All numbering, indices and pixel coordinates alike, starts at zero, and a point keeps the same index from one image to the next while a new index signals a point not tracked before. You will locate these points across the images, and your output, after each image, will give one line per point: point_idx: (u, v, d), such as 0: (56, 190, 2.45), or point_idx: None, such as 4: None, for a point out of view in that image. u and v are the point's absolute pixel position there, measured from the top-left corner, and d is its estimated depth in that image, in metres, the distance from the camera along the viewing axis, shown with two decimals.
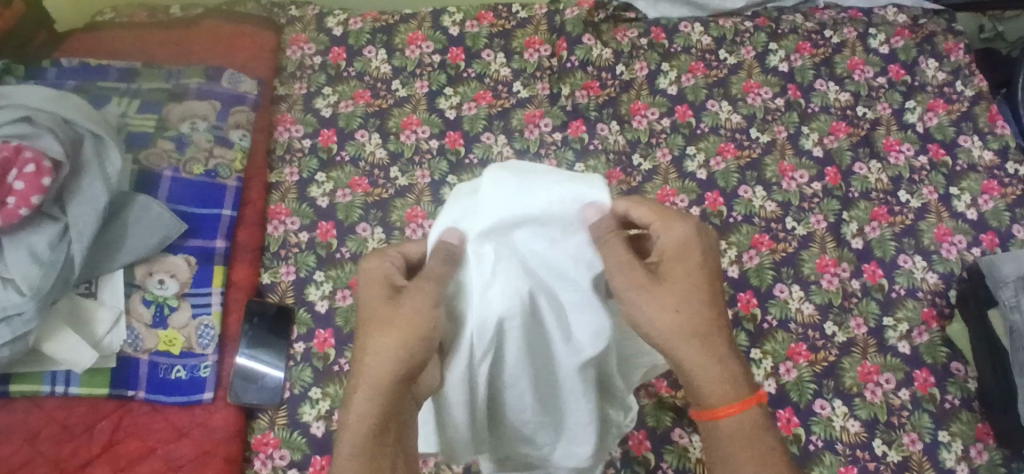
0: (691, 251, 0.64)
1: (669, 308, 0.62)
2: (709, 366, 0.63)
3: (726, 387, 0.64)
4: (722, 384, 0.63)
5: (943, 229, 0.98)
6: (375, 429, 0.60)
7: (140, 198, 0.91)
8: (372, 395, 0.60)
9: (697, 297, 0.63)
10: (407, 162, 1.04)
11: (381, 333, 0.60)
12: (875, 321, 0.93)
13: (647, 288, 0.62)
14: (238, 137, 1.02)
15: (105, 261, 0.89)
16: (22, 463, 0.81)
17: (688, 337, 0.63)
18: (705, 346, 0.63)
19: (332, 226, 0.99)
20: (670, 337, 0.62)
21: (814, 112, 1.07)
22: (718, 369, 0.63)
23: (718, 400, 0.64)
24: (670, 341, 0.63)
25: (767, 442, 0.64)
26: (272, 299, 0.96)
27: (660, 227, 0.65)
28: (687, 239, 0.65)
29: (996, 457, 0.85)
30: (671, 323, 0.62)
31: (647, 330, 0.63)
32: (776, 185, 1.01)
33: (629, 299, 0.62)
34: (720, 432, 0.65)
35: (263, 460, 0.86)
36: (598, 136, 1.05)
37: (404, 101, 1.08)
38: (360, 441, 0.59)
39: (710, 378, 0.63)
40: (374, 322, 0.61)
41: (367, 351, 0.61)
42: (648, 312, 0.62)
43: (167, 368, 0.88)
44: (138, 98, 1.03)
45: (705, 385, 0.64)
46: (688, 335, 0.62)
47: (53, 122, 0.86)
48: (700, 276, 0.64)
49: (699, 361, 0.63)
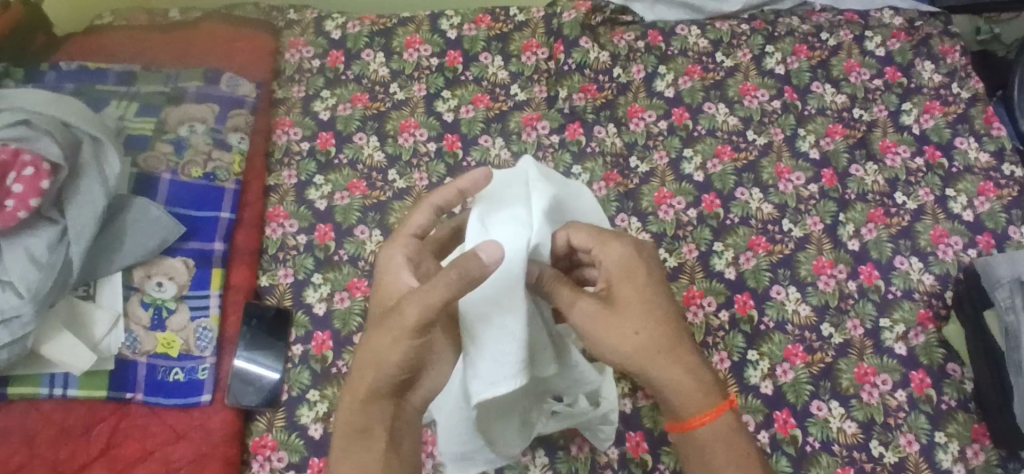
0: (635, 271, 0.64)
1: (629, 333, 0.62)
2: (679, 379, 0.64)
3: (698, 396, 0.65)
4: (694, 394, 0.64)
5: (939, 231, 0.99)
6: (358, 431, 0.61)
7: (139, 201, 0.92)
8: (354, 399, 0.61)
9: (653, 317, 0.63)
10: (405, 165, 1.04)
11: (370, 345, 0.60)
12: (872, 323, 0.93)
13: (602, 315, 0.62)
14: (237, 140, 1.02)
15: (103, 263, 0.89)
16: (19, 466, 0.81)
17: (652, 359, 0.63)
18: (671, 358, 0.64)
19: (330, 228, 0.99)
20: (639, 361, 0.63)
21: (811, 114, 1.08)
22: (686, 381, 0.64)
23: (692, 412, 0.65)
24: (640, 364, 0.63)
25: (743, 447, 0.66)
26: (270, 301, 0.96)
27: (602, 250, 0.64)
28: (627, 255, 0.64)
29: (992, 458, 0.85)
30: (636, 347, 0.62)
31: (613, 358, 0.63)
32: (773, 187, 1.02)
33: (591, 329, 0.62)
34: (697, 444, 0.66)
35: (261, 462, 0.86)
36: (596, 138, 1.05)
37: (402, 104, 1.08)
38: (348, 443, 0.62)
39: (683, 390, 0.64)
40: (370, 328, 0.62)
41: (358, 360, 0.61)
42: (611, 341, 0.62)
43: (165, 371, 0.88)
44: (136, 101, 1.03)
45: (677, 399, 0.65)
46: (653, 355, 0.63)
47: (53, 125, 0.87)
48: (652, 290, 0.64)
49: (667, 377, 0.64)
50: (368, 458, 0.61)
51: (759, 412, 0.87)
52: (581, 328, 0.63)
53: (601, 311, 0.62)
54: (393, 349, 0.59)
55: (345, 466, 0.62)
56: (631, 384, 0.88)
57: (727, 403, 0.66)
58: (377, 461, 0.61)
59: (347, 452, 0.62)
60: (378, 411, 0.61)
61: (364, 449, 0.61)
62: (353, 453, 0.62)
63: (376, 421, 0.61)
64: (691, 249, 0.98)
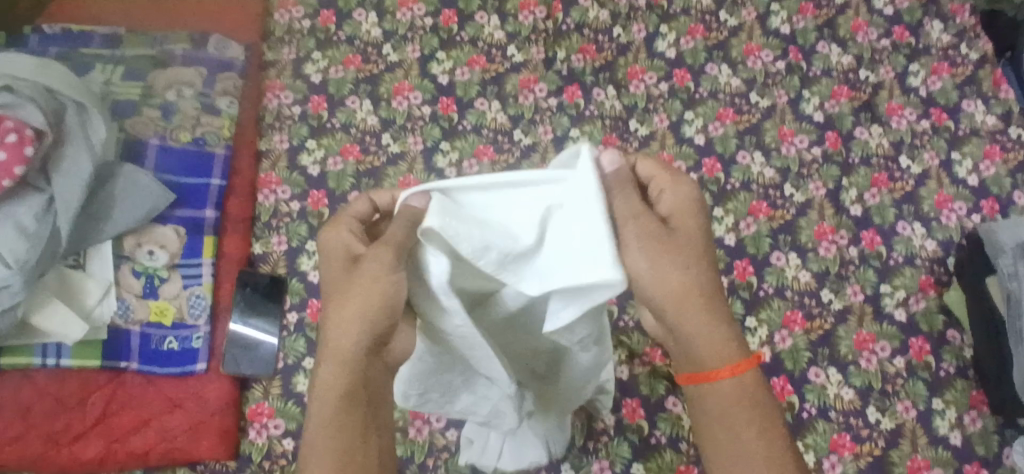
0: (696, 211, 0.59)
1: (674, 268, 0.57)
2: (712, 329, 0.59)
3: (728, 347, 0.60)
4: (721, 346, 0.60)
5: (943, 196, 0.97)
6: (344, 395, 0.56)
7: (127, 168, 0.90)
8: (337, 362, 0.56)
9: (704, 258, 0.58)
10: (399, 129, 1.02)
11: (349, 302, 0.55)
12: (872, 288, 0.92)
13: (654, 241, 0.56)
14: (226, 104, 1.00)
15: (93, 232, 0.87)
16: (16, 436, 0.82)
17: (688, 300, 0.58)
18: (708, 307, 0.59)
19: (324, 195, 0.98)
20: (674, 302, 0.58)
21: (816, 75, 1.04)
22: (719, 333, 0.60)
23: (716, 362, 0.60)
24: (674, 305, 0.58)
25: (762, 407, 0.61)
26: (264, 269, 0.94)
27: (666, 187, 0.59)
28: (693, 196, 0.59)
29: (990, 425, 0.85)
30: (678, 284, 0.57)
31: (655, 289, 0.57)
32: (775, 151, 1.00)
33: (639, 253, 0.56)
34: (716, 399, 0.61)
35: (258, 430, 0.86)
36: (594, 101, 1.03)
37: (395, 66, 1.05)
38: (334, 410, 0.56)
39: (710, 341, 0.60)
40: (340, 292, 0.57)
41: (333, 323, 0.56)
42: (654, 273, 0.56)
43: (159, 339, 0.88)
44: (122, 65, 1.00)
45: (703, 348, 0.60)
46: (690, 295, 0.58)
47: (36, 91, 0.84)
48: (701, 236, 0.59)
49: (699, 325, 0.59)
50: (350, 427, 0.56)
51: None
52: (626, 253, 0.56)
53: (654, 237, 0.56)
54: (375, 292, 0.54)
55: (328, 436, 0.56)
56: (629, 350, 0.87)
57: (751, 361, 0.61)
58: (358, 429, 0.57)
59: (333, 418, 0.56)
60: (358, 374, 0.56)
61: (345, 418, 0.56)
62: (332, 423, 0.56)
63: (359, 385, 0.56)
64: None
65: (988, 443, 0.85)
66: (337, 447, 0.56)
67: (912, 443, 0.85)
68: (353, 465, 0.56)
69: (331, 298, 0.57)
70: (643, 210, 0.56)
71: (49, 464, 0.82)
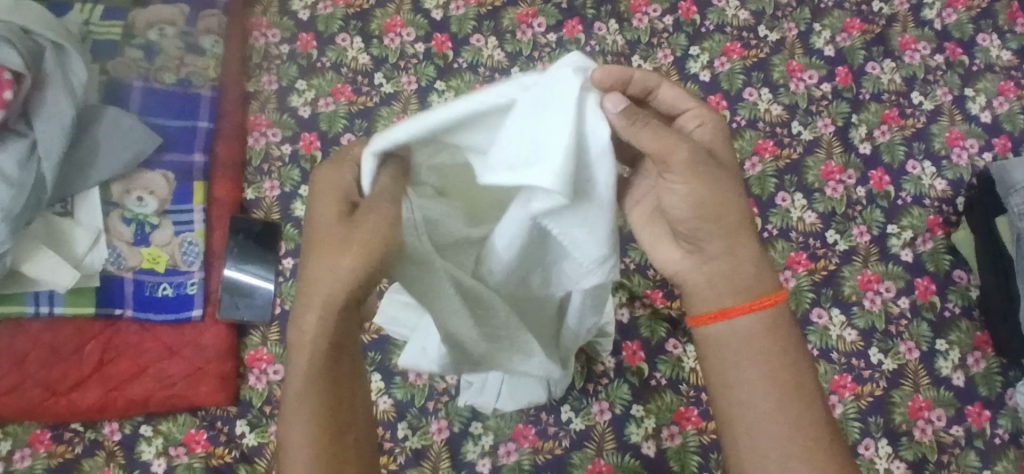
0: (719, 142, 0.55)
1: (715, 191, 0.50)
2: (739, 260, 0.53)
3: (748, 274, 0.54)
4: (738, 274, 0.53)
5: (955, 133, 0.94)
6: (328, 353, 0.51)
7: (110, 111, 0.87)
8: (322, 321, 0.50)
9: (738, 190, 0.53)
10: (392, 68, 0.97)
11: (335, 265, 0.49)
12: (879, 229, 0.90)
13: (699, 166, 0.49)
14: (210, 43, 0.96)
15: (79, 178, 0.85)
16: (13, 385, 0.81)
17: (729, 223, 0.51)
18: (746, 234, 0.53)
19: (316, 138, 0.94)
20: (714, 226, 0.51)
21: (828, 7, 1.00)
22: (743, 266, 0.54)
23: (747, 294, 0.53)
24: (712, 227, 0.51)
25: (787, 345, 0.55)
26: (258, 215, 0.91)
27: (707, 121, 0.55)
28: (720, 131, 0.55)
29: (993, 366, 0.85)
30: (720, 210, 0.50)
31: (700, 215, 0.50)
32: (783, 87, 0.96)
33: (680, 183, 0.49)
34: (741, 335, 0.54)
35: (258, 375, 0.86)
36: (596, 36, 0.98)
37: (387, 1, 1.00)
38: (317, 368, 0.51)
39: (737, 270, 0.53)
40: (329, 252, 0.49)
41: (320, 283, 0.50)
42: (689, 200, 0.50)
43: (153, 286, 0.86)
44: (101, 4, 0.94)
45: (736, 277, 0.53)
46: (733, 215, 0.51)
47: (11, 32, 0.80)
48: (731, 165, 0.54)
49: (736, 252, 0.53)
50: (333, 386, 0.53)
51: None
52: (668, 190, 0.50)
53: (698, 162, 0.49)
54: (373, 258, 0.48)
55: (309, 398, 0.51)
56: (630, 292, 0.86)
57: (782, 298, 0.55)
58: (341, 387, 0.53)
59: (316, 377, 0.51)
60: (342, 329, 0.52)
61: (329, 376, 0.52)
62: (314, 381, 0.51)
63: (345, 340, 0.52)
64: None
65: (990, 385, 0.84)
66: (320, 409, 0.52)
67: (914, 383, 0.84)
68: (341, 424, 0.53)
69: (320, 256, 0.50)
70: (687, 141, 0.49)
71: (48, 413, 0.81)
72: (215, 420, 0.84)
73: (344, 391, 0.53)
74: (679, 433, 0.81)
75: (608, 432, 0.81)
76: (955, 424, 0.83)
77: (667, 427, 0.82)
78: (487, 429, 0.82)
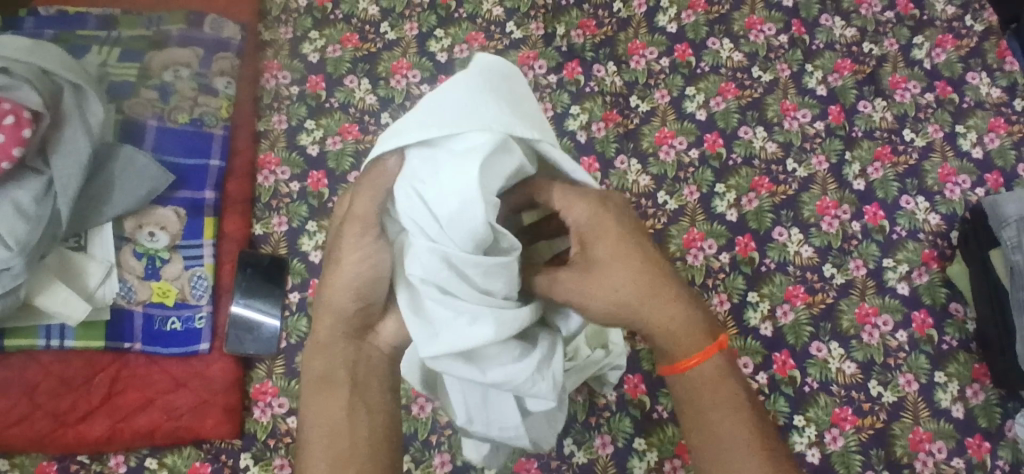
0: (607, 223, 0.60)
1: (622, 288, 0.58)
2: (667, 323, 0.60)
3: (685, 336, 0.60)
4: (678, 333, 0.60)
5: (947, 169, 0.96)
6: (324, 378, 0.60)
7: (125, 149, 0.90)
8: (314, 345, 0.60)
9: (647, 289, 0.59)
10: (398, 108, 1.00)
11: (327, 288, 0.59)
12: (875, 263, 0.91)
13: (590, 272, 0.59)
14: (223, 84, 0.99)
15: (93, 214, 0.88)
16: (21, 417, 0.82)
17: (661, 295, 0.59)
18: (668, 296, 0.60)
19: (323, 175, 0.96)
20: (636, 305, 0.59)
21: (819, 49, 1.04)
22: (671, 325, 0.60)
23: (683, 350, 0.60)
24: (631, 307, 0.59)
25: (734, 390, 0.61)
26: (266, 249, 0.93)
27: (574, 203, 0.60)
28: (598, 211, 0.60)
29: (992, 397, 0.85)
30: (625, 295, 0.58)
31: (659, 331, 0.60)
32: (777, 126, 0.99)
33: (589, 287, 0.58)
34: (689, 386, 0.60)
35: (262, 408, 0.86)
36: (594, 77, 1.02)
37: (394, 44, 1.04)
38: (318, 391, 0.60)
39: (671, 322, 0.60)
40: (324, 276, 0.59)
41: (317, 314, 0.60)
42: (619, 295, 0.58)
43: (162, 320, 0.88)
44: (118, 46, 0.99)
45: (667, 342, 0.60)
46: (657, 289, 0.59)
47: (31, 72, 0.84)
48: (625, 220, 0.61)
49: (656, 318, 0.59)
50: (334, 406, 0.59)
51: (759, 353, 0.87)
52: (583, 299, 0.58)
53: (581, 266, 0.59)
54: (361, 275, 0.57)
55: (319, 435, 0.59)
56: (631, 327, 0.87)
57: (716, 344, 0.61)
58: (341, 411, 0.59)
59: (318, 410, 0.59)
60: (330, 361, 0.60)
61: (330, 399, 0.59)
62: (317, 402, 0.59)
63: (337, 368, 0.60)
64: (692, 191, 0.95)
65: (990, 417, 0.84)
66: (327, 431, 0.58)
67: (914, 416, 0.84)
68: (341, 448, 0.58)
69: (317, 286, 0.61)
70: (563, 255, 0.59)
71: (56, 445, 0.82)
72: (220, 453, 0.84)
73: (343, 421, 0.58)
74: (681, 466, 0.81)
75: (611, 466, 0.82)
76: (955, 456, 0.83)
77: (669, 461, 0.82)
78: None
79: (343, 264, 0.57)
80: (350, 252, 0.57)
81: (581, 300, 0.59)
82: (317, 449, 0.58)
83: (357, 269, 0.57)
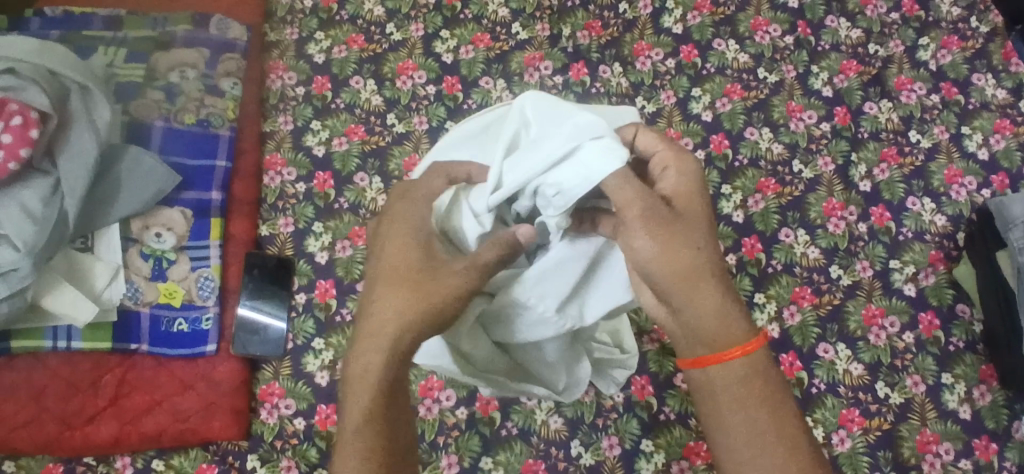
0: (704, 194, 0.56)
1: (683, 252, 0.54)
2: (713, 313, 0.56)
3: (726, 330, 0.56)
4: (721, 326, 0.56)
5: (953, 171, 0.96)
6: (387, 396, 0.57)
7: (132, 150, 0.90)
8: (381, 365, 0.56)
9: (709, 269, 0.55)
10: (404, 109, 1.00)
11: (404, 308, 0.55)
12: (881, 264, 0.91)
13: (665, 227, 0.54)
14: (229, 85, 0.99)
15: (100, 215, 0.88)
16: (29, 419, 0.82)
17: (720, 284, 0.56)
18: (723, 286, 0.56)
19: (329, 176, 0.96)
20: (688, 279, 0.54)
21: (824, 50, 1.04)
22: (716, 316, 0.56)
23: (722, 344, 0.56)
24: (682, 281, 0.54)
25: (773, 385, 0.58)
26: (272, 251, 0.94)
27: (670, 166, 0.57)
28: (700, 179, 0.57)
29: (999, 399, 0.85)
30: (686, 262, 0.54)
31: (696, 319, 0.56)
32: (783, 127, 0.99)
33: (653, 240, 0.54)
34: (723, 383, 0.58)
35: (269, 409, 0.86)
36: (600, 78, 1.02)
37: (399, 45, 1.04)
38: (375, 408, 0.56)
39: (714, 310, 0.56)
40: (394, 291, 0.56)
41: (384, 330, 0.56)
42: (673, 260, 0.54)
43: (169, 321, 0.88)
44: (124, 47, 0.99)
45: (704, 328, 0.56)
46: (714, 276, 0.55)
47: (37, 72, 0.84)
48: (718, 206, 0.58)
49: (704, 303, 0.55)
50: (388, 422, 0.57)
51: None
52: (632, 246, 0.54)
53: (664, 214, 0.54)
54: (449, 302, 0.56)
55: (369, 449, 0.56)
56: (638, 327, 0.87)
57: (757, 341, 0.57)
58: (394, 425, 0.58)
59: (373, 425, 0.56)
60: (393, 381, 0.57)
61: (387, 414, 0.57)
62: (372, 419, 0.56)
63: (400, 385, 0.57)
64: None
65: (997, 418, 0.84)
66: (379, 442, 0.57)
67: (921, 417, 0.84)
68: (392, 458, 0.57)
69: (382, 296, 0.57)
70: (647, 192, 0.54)
71: (63, 447, 0.82)
72: (227, 454, 0.84)
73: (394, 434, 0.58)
74: (688, 467, 0.82)
75: (618, 467, 0.82)
76: (963, 457, 0.83)
77: (677, 462, 0.82)
78: (497, 464, 0.82)
79: (426, 285, 0.56)
80: (445, 277, 0.56)
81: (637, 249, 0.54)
82: (350, 449, 0.56)
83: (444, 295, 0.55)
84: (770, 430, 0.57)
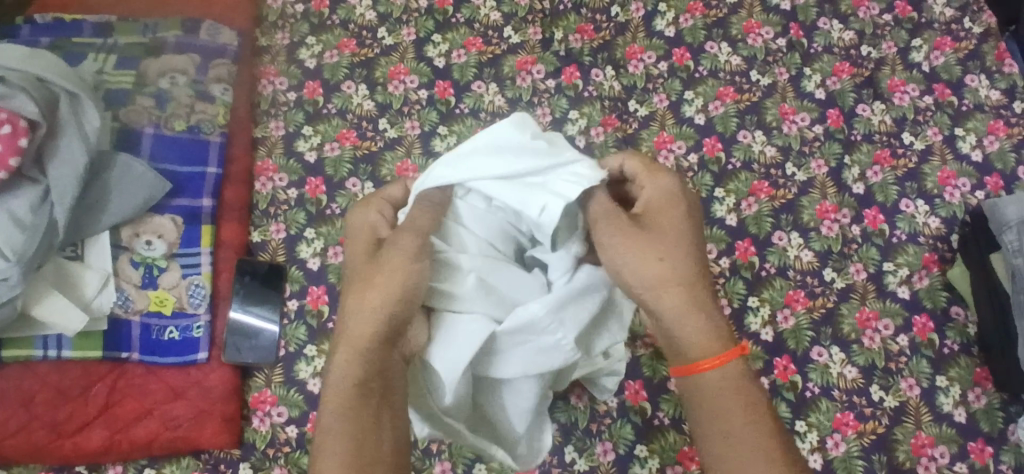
0: (676, 207, 0.61)
1: (654, 261, 0.58)
2: (691, 318, 0.59)
3: (703, 335, 0.59)
4: (697, 332, 0.59)
5: (946, 173, 0.96)
6: (358, 384, 0.56)
7: (122, 157, 0.89)
8: (347, 352, 0.57)
9: (682, 276, 0.59)
10: (396, 113, 1.00)
11: (368, 294, 0.58)
12: (875, 267, 0.91)
13: (635, 237, 0.59)
14: (220, 91, 0.99)
15: (90, 222, 0.87)
16: (20, 427, 0.82)
17: (695, 289, 0.59)
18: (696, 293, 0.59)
19: (321, 182, 0.96)
20: (661, 284, 0.59)
21: (817, 52, 1.03)
22: (693, 319, 0.59)
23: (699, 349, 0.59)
24: (656, 286, 0.59)
25: (754, 394, 0.58)
26: (263, 257, 0.93)
27: (645, 183, 0.63)
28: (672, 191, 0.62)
29: (994, 401, 0.85)
30: (658, 270, 0.58)
31: (672, 323, 0.59)
32: (776, 130, 0.98)
33: (625, 250, 0.59)
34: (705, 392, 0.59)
35: (261, 417, 0.86)
36: (593, 82, 1.01)
37: (391, 50, 1.04)
38: (345, 397, 0.56)
39: (688, 317, 0.59)
40: (361, 281, 0.59)
41: (350, 317, 0.58)
42: (645, 268, 0.59)
43: (160, 329, 0.87)
44: (114, 53, 0.98)
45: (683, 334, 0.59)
46: (689, 283, 0.59)
47: (25, 80, 0.83)
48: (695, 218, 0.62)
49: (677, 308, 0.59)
50: (364, 417, 0.56)
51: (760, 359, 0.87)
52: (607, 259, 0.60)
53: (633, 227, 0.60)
54: (401, 279, 0.57)
55: (342, 442, 0.55)
56: (631, 332, 0.87)
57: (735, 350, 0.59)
58: (370, 420, 0.56)
59: (345, 416, 0.56)
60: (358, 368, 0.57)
61: (359, 407, 0.56)
62: (344, 410, 0.56)
63: (374, 374, 0.57)
64: None
65: (992, 421, 0.84)
66: (351, 434, 0.55)
67: (916, 420, 0.84)
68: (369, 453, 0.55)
69: (352, 286, 0.60)
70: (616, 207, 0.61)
71: (54, 455, 0.82)
72: (219, 462, 0.84)
73: (372, 432, 0.56)
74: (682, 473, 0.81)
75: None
76: (958, 460, 0.83)
77: (671, 467, 0.82)
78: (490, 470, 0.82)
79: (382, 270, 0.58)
80: (393, 255, 0.59)
81: (611, 260, 0.59)
82: (330, 448, 0.55)
83: (399, 275, 0.57)
84: (750, 439, 0.57)
